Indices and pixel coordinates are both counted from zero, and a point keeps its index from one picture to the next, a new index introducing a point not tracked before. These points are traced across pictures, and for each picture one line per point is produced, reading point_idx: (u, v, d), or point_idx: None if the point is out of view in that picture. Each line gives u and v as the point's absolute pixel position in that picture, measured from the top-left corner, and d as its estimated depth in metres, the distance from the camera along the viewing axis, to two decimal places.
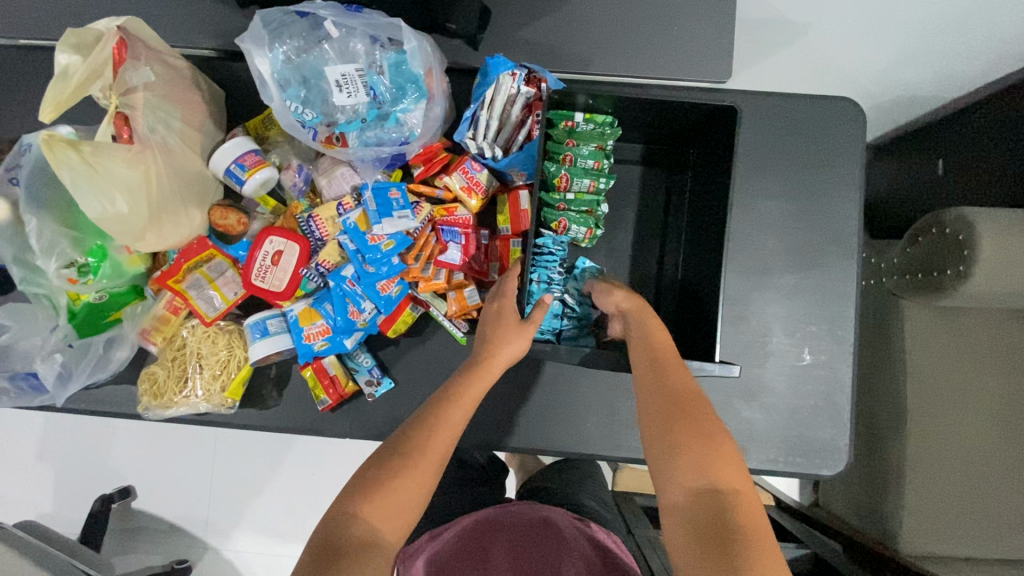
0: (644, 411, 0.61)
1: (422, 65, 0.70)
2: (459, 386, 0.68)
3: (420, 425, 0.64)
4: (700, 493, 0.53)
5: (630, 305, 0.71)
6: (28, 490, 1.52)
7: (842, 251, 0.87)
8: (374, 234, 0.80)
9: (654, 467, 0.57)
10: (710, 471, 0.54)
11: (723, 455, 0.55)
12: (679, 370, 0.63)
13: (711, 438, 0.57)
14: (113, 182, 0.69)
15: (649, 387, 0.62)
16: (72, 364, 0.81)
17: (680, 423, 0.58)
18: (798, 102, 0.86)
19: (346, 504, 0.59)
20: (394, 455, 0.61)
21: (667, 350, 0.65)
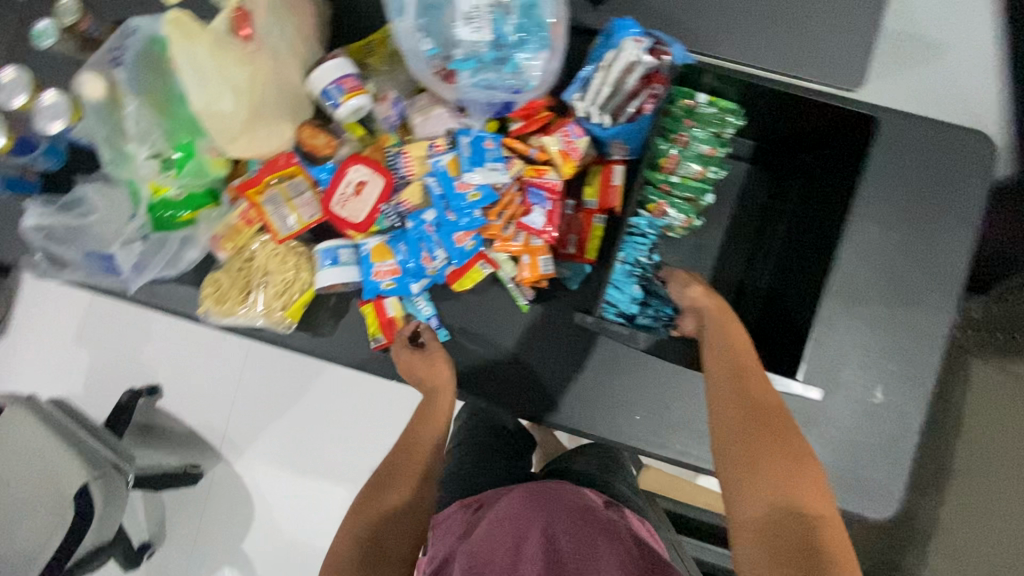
0: (720, 418, 0.58)
1: (552, 14, 0.67)
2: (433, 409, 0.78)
3: (407, 447, 0.76)
4: (782, 513, 0.50)
5: (709, 303, 0.66)
6: (61, 369, 1.56)
7: (943, 294, 0.81)
8: (463, 182, 0.78)
9: (728, 480, 0.55)
10: (793, 491, 0.51)
11: (807, 475, 0.53)
12: (760, 380, 0.59)
13: (795, 455, 0.54)
14: (225, 78, 0.67)
15: (726, 394, 0.59)
16: (148, 256, 0.81)
17: (762, 436, 0.55)
18: (931, 128, 0.80)
19: (354, 528, 0.68)
20: (392, 477, 0.73)
21: (748, 357, 0.61)
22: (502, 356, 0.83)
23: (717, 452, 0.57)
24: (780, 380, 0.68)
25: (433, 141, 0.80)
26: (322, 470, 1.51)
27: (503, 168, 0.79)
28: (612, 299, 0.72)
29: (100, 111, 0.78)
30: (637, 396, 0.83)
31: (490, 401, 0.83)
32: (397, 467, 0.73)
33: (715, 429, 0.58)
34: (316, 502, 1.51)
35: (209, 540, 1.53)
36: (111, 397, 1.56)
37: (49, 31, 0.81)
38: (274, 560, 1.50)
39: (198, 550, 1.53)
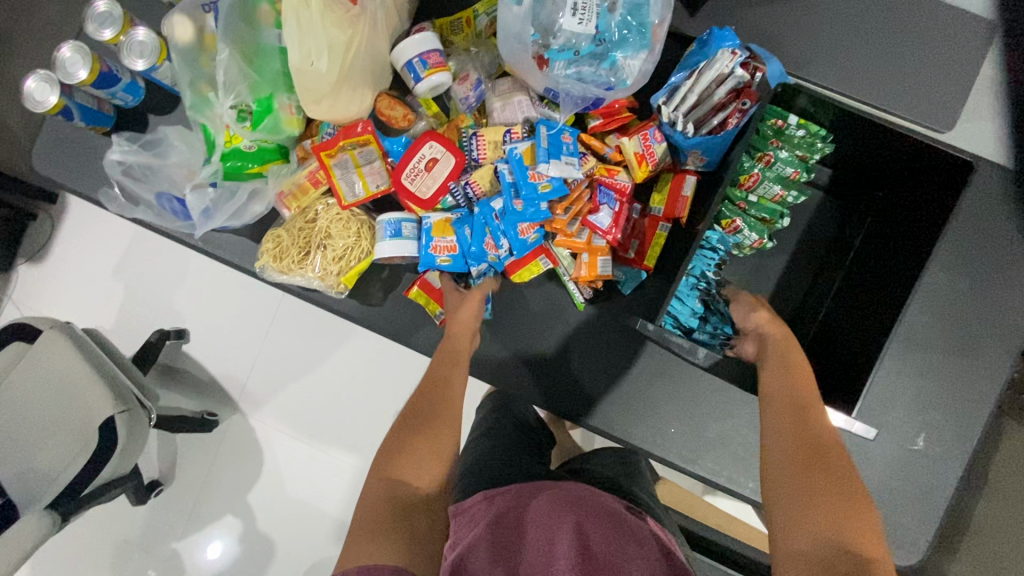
0: (772, 446, 0.54)
1: (658, 14, 0.66)
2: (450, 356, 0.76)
3: (434, 399, 0.70)
4: (832, 548, 0.45)
5: (772, 329, 0.66)
6: (95, 301, 1.59)
7: (1001, 349, 0.80)
8: (536, 172, 0.78)
9: (773, 510, 0.50)
10: (848, 528, 0.46)
11: (864, 517, 0.47)
12: (820, 415, 0.55)
13: (852, 494, 0.48)
14: (325, 38, 0.68)
15: (782, 423, 0.56)
16: (216, 204, 0.82)
17: (817, 467, 0.50)
18: (1014, 181, 0.79)
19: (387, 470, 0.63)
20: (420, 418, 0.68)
21: (808, 392, 0.58)
22: (546, 349, 0.84)
23: (767, 483, 0.53)
24: (843, 418, 0.67)
25: (510, 128, 0.80)
26: (334, 435, 1.53)
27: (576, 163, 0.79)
28: (673, 310, 0.73)
29: (187, 54, 0.79)
30: (672, 407, 0.84)
31: (527, 392, 0.84)
32: (422, 416, 0.68)
33: (766, 457, 0.54)
34: (324, 465, 1.53)
35: (217, 486, 1.56)
36: (140, 335, 1.59)
37: None
38: (276, 516, 1.53)
39: (203, 495, 1.56)
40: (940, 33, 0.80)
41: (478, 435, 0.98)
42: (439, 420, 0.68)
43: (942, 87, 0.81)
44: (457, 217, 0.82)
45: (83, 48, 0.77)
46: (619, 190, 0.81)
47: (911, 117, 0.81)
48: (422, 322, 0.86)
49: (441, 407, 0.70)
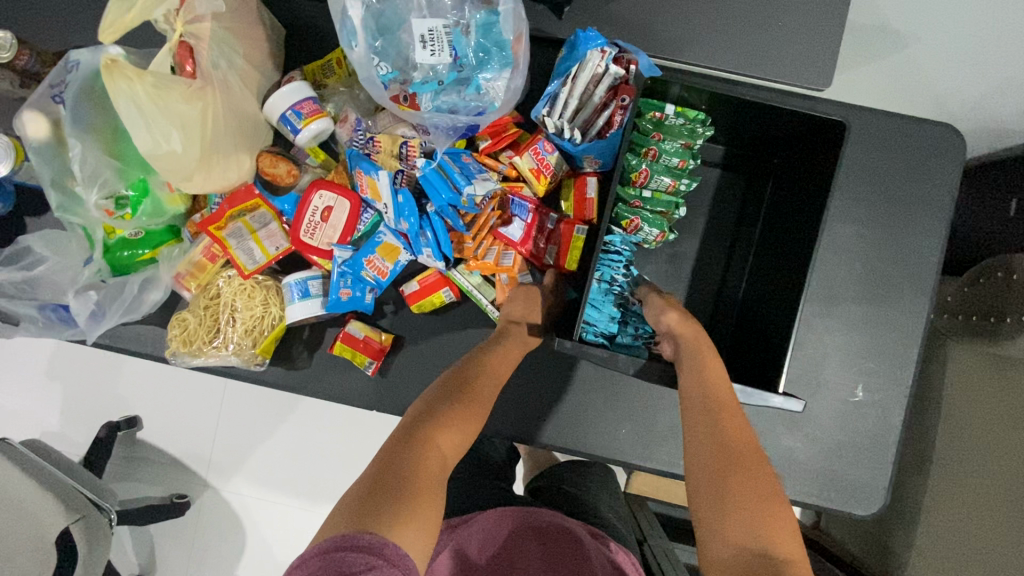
0: (693, 458, 0.59)
1: (512, 30, 0.64)
2: (456, 423, 0.62)
3: (475, 373, 0.68)
4: (752, 555, 0.51)
5: (685, 331, 0.67)
6: (34, 406, 1.51)
7: (916, 289, 0.82)
8: (462, 193, 0.74)
9: (699, 518, 0.56)
10: (764, 534, 0.53)
11: (777, 518, 0.54)
12: (733, 417, 0.60)
13: (767, 498, 0.55)
14: (169, 117, 0.65)
15: (699, 431, 0.59)
16: (106, 303, 0.77)
17: (733, 477, 0.56)
18: (897, 124, 0.80)
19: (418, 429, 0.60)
20: (459, 396, 0.65)
21: (725, 393, 0.61)
22: None
23: (690, 489, 0.58)
24: (749, 392, 0.67)
25: (406, 142, 0.75)
26: (312, 492, 1.49)
27: (491, 171, 0.78)
28: (590, 320, 0.73)
29: (45, 151, 0.74)
30: (620, 407, 0.83)
31: None
32: (452, 396, 0.65)
33: (689, 466, 0.59)
34: (308, 524, 1.49)
35: (203, 567, 1.50)
36: (89, 432, 1.51)
37: None
38: None
39: None
40: None
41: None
42: (472, 394, 0.66)
43: (821, 40, 0.80)
44: (372, 246, 0.79)
45: None
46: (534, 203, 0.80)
47: (792, 81, 0.80)
48: (354, 375, 0.83)
49: (484, 381, 0.68)
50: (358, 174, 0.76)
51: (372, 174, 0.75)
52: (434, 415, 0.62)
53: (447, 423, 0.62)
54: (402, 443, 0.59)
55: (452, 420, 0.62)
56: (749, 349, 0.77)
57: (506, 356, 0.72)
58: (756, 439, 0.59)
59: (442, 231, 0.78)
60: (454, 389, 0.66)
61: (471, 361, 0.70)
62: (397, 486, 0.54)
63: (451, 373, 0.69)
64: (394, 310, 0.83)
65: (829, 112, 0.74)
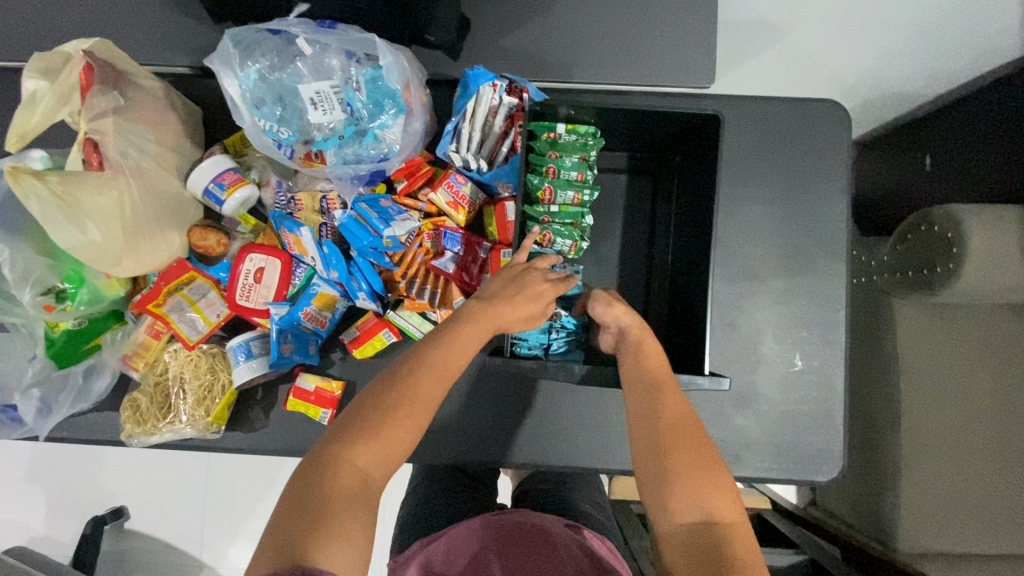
0: (637, 435, 0.63)
1: (399, 80, 0.69)
2: (380, 437, 0.58)
3: (418, 373, 0.62)
4: (697, 525, 0.57)
5: (631, 322, 0.69)
6: (18, 514, 1.49)
7: (831, 254, 0.86)
8: (383, 234, 0.77)
9: (650, 492, 0.61)
10: (708, 503, 0.58)
11: (718, 485, 0.59)
12: (673, 396, 0.64)
13: (708, 467, 0.60)
14: (85, 211, 0.68)
15: (641, 414, 0.64)
16: (51, 396, 0.79)
17: (675, 451, 0.61)
18: (781, 106, 0.86)
19: (341, 446, 0.57)
20: (401, 404, 0.60)
21: (663, 372, 0.66)
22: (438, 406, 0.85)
23: (639, 468, 0.62)
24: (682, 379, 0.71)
25: (325, 196, 0.80)
26: None
27: (411, 211, 0.81)
28: (523, 335, 0.78)
29: None
30: (573, 416, 0.85)
31: (436, 454, 0.84)
32: (389, 400, 0.60)
33: (636, 441, 0.63)
34: None
35: None
36: (76, 531, 1.49)
37: None
38: None
39: None
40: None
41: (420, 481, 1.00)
42: (417, 398, 0.60)
43: (698, 42, 0.86)
44: (309, 297, 0.81)
45: None
46: (467, 235, 0.82)
47: (678, 82, 0.86)
48: (312, 426, 0.84)
49: (424, 382, 0.61)
50: (284, 234, 0.80)
51: (296, 232, 0.79)
52: (354, 424, 0.58)
53: (366, 436, 0.58)
54: (317, 458, 0.56)
55: (370, 433, 0.58)
56: (682, 338, 0.80)
57: (462, 352, 0.64)
58: (694, 412, 0.64)
59: (373, 274, 0.80)
60: (394, 394, 0.60)
61: (417, 354, 0.64)
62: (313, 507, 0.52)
63: (388, 372, 0.63)
64: (341, 357, 0.85)
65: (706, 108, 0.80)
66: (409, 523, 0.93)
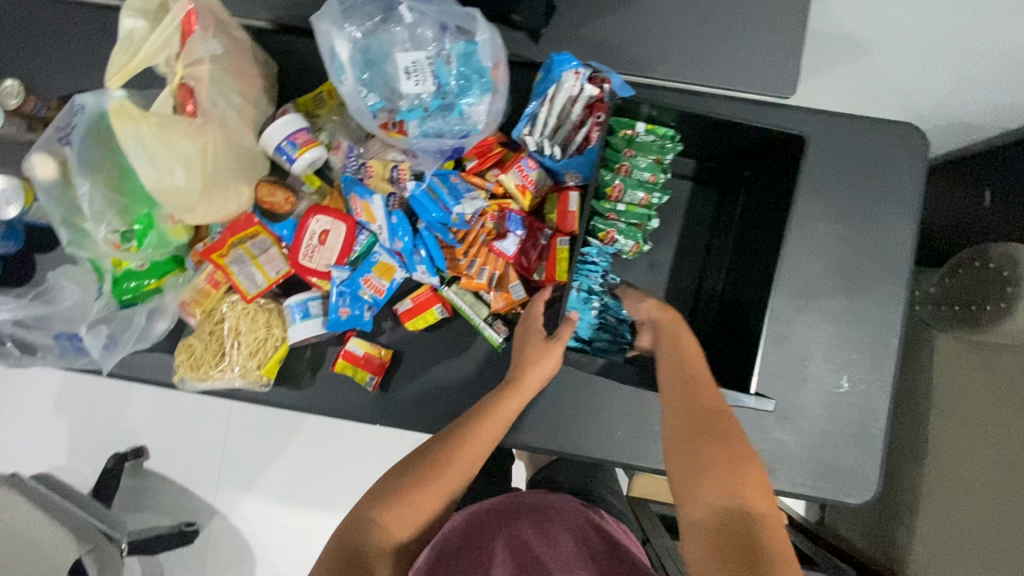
0: (668, 429, 0.60)
1: (490, 58, 0.69)
2: (407, 505, 0.61)
3: (448, 443, 0.64)
4: (724, 513, 0.52)
5: (662, 315, 0.69)
6: (40, 443, 1.51)
7: (890, 281, 0.85)
8: (453, 212, 0.79)
9: (676, 484, 0.56)
10: (740, 496, 0.53)
11: (751, 479, 0.54)
12: (708, 388, 0.61)
13: (743, 461, 0.55)
14: (174, 154, 0.70)
15: (675, 403, 0.60)
16: (117, 333, 0.81)
17: (707, 440, 0.57)
18: (857, 126, 0.85)
19: (367, 511, 0.61)
20: (428, 473, 0.62)
21: (698, 366, 0.63)
22: (480, 385, 0.85)
23: (667, 460, 0.59)
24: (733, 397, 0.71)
25: (397, 166, 0.79)
26: (316, 517, 1.47)
27: (478, 190, 0.81)
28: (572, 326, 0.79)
29: (55, 192, 0.79)
30: (614, 413, 0.83)
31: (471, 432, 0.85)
32: (418, 466, 0.63)
33: (667, 435, 0.60)
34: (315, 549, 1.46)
35: None
36: (95, 465, 1.51)
37: None
38: None
39: None
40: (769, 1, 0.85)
41: None
42: (450, 470, 0.63)
43: (783, 50, 0.84)
44: (368, 265, 0.82)
45: None
46: (529, 219, 0.83)
47: (757, 90, 0.85)
48: (355, 390, 0.85)
49: (453, 455, 0.64)
50: (352, 199, 0.80)
51: (366, 199, 0.79)
52: (385, 493, 0.62)
53: (393, 501, 0.61)
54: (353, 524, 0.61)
55: (399, 498, 0.61)
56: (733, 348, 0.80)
57: (490, 425, 0.66)
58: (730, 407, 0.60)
59: (436, 247, 0.82)
60: (429, 460, 0.63)
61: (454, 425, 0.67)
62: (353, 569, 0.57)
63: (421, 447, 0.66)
64: (392, 327, 0.86)
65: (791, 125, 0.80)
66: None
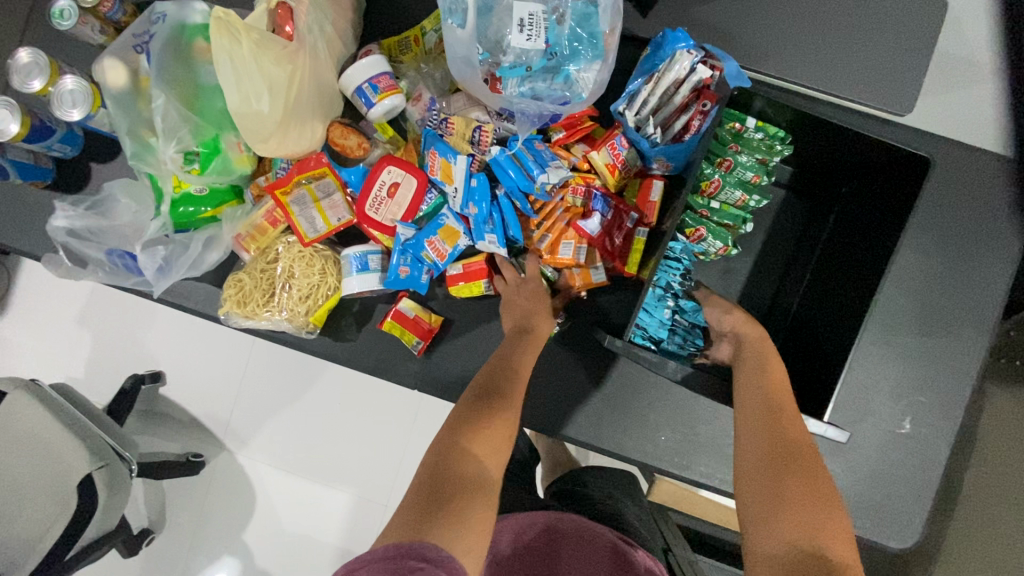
0: (743, 459, 0.56)
1: (608, 23, 0.65)
2: (487, 427, 0.59)
3: (499, 368, 0.67)
4: (802, 550, 0.46)
5: (750, 330, 0.67)
6: (57, 352, 1.47)
7: (976, 326, 0.80)
8: (536, 180, 0.74)
9: (748, 515, 0.52)
10: (820, 534, 0.48)
11: (834, 522, 0.48)
12: (793, 420, 0.57)
13: (828, 501, 0.50)
14: (262, 77, 0.66)
15: (754, 433, 0.57)
16: (172, 257, 0.78)
17: (789, 473, 0.52)
18: (971, 158, 0.80)
19: (451, 437, 0.57)
20: (488, 394, 0.63)
21: (784, 396, 0.59)
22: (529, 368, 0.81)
23: (741, 490, 0.55)
24: (815, 423, 0.67)
25: (481, 127, 0.75)
26: (326, 468, 1.42)
27: (563, 161, 0.76)
28: (642, 323, 0.73)
29: (123, 100, 0.75)
30: (662, 417, 0.80)
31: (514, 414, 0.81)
32: (483, 397, 0.62)
33: (744, 463, 0.56)
34: (321, 500, 1.42)
35: (205, 534, 1.44)
36: (108, 383, 1.47)
37: (67, 12, 0.75)
38: (275, 555, 1.42)
39: (196, 542, 1.44)
40: (902, 8, 0.78)
41: None
42: (510, 390, 0.64)
43: (907, 64, 0.78)
44: (434, 227, 0.79)
45: (11, 102, 0.72)
46: (614, 200, 0.77)
47: (873, 102, 0.78)
48: (399, 352, 0.83)
49: (510, 376, 0.66)
50: (431, 154, 0.77)
51: (447, 157, 0.76)
52: (465, 420, 0.59)
53: (481, 426, 0.58)
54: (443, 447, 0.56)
55: (477, 422, 0.59)
56: (801, 369, 0.76)
57: (528, 352, 0.70)
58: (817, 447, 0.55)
59: (512, 217, 0.78)
60: (486, 384, 0.64)
61: (500, 356, 0.69)
62: (445, 494, 0.50)
63: (477, 383, 0.65)
64: (445, 293, 0.82)
65: (919, 147, 0.75)
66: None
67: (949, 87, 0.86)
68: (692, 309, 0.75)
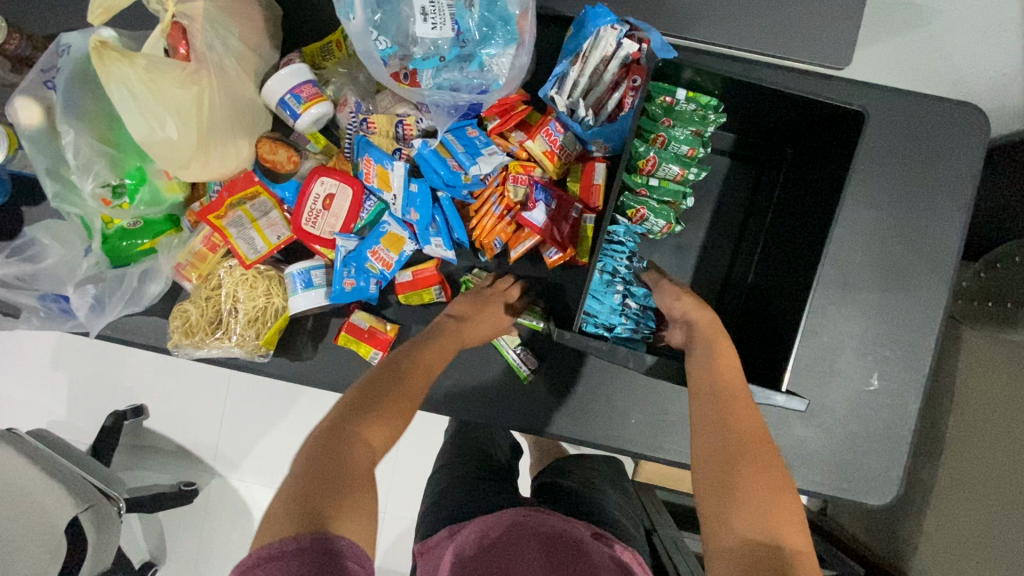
0: (699, 447, 0.55)
1: (518, 5, 0.64)
2: (387, 418, 0.57)
3: (406, 357, 0.64)
4: (760, 544, 0.47)
5: (699, 316, 0.65)
6: (38, 395, 1.45)
7: (935, 275, 0.79)
8: (468, 175, 0.73)
9: (706, 507, 0.51)
10: (774, 524, 0.48)
11: (785, 507, 0.49)
12: (746, 407, 0.56)
13: (778, 488, 0.50)
14: (164, 103, 0.65)
15: (706, 420, 0.56)
16: (106, 295, 0.77)
17: (744, 465, 0.51)
18: (915, 104, 0.78)
19: (349, 426, 0.55)
20: (387, 382, 0.60)
21: (734, 381, 0.58)
22: (490, 368, 0.79)
23: (697, 483, 0.53)
24: (776, 397, 0.66)
25: (402, 119, 0.75)
26: None
27: (500, 149, 0.75)
28: (591, 311, 0.73)
29: (39, 139, 0.72)
30: (629, 401, 0.80)
31: (480, 415, 0.80)
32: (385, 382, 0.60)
33: (698, 453, 0.54)
34: None
35: (207, 560, 1.43)
36: (92, 421, 1.46)
37: None
38: None
39: (198, 568, 1.44)
40: None
41: (452, 435, 0.97)
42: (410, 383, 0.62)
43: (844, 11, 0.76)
44: (377, 236, 0.77)
45: None
46: (556, 190, 0.76)
47: (810, 57, 0.76)
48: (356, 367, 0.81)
49: (414, 372, 0.63)
50: (365, 162, 0.74)
51: (384, 164, 0.74)
52: (365, 407, 0.57)
53: (378, 416, 0.57)
54: (332, 432, 0.54)
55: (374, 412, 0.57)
56: (760, 338, 0.75)
57: (440, 347, 0.67)
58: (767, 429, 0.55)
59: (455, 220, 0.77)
60: (389, 370, 0.62)
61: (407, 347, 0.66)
62: (328, 487, 0.49)
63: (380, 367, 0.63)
64: (397, 301, 0.80)
65: (853, 100, 0.74)
66: (438, 499, 0.80)
67: (887, 36, 0.85)
68: (643, 298, 0.74)
